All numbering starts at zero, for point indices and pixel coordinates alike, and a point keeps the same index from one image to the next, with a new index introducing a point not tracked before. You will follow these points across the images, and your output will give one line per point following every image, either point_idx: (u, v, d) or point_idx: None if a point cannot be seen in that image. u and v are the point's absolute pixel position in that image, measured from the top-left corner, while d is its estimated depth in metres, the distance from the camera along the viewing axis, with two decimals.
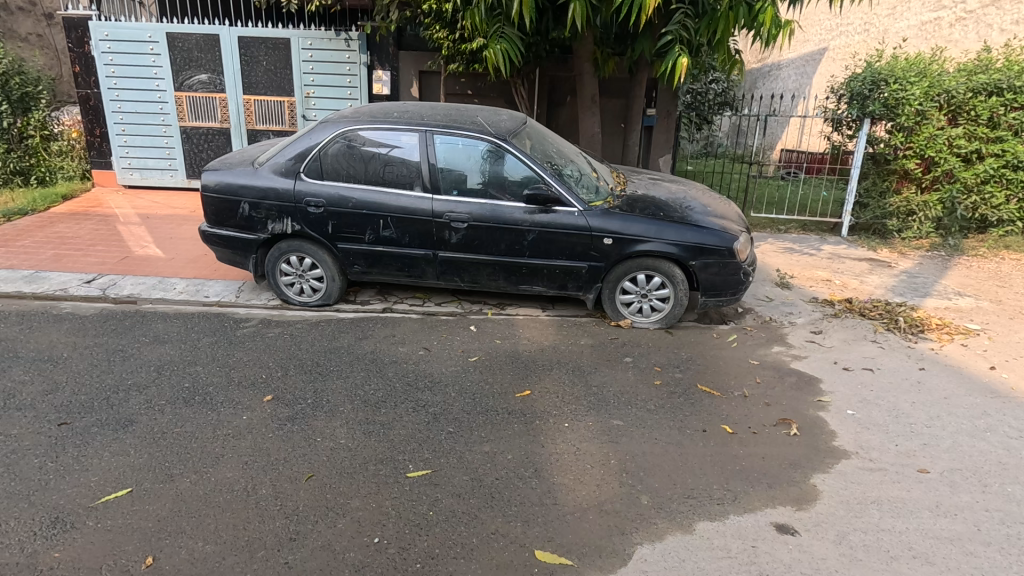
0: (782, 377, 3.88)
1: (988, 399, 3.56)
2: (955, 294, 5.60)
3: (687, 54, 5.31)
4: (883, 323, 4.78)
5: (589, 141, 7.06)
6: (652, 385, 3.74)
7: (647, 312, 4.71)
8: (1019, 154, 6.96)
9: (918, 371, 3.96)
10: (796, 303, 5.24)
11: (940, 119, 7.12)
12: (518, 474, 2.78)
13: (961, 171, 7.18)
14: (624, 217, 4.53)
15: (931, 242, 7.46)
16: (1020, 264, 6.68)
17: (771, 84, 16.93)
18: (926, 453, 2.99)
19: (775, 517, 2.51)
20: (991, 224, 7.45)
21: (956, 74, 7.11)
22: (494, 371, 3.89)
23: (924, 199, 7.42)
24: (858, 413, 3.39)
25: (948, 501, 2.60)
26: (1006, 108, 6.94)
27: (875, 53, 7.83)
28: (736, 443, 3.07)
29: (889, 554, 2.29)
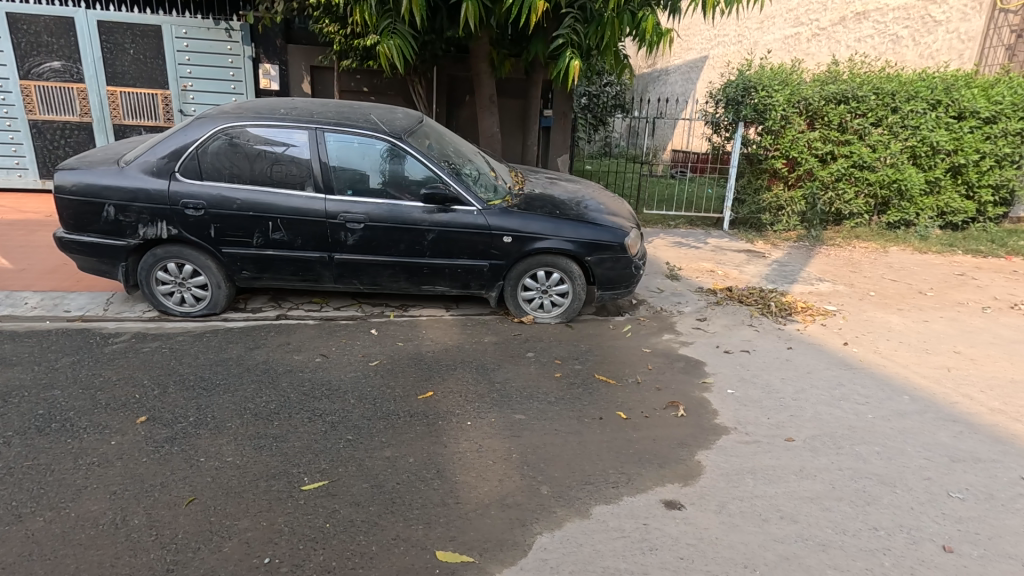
0: (672, 363, 4.15)
1: (842, 372, 4.02)
2: (816, 279, 6.28)
3: (578, 57, 5.53)
4: (757, 308, 5.26)
5: (488, 141, 7.12)
6: (553, 378, 3.85)
7: (548, 308, 4.84)
8: (864, 155, 7.93)
9: (787, 350, 4.40)
10: (684, 294, 5.63)
11: (800, 123, 7.96)
12: (420, 476, 2.75)
13: (819, 170, 8.08)
14: (522, 216, 4.61)
15: (798, 233, 8.27)
16: (868, 251, 7.62)
17: (661, 88, 18.07)
18: (792, 423, 3.32)
19: (664, 494, 2.67)
20: (845, 217, 8.42)
21: (812, 83, 7.96)
22: (396, 375, 3.81)
23: (790, 195, 8.27)
24: (737, 392, 3.71)
25: (810, 464, 2.91)
26: (853, 115, 7.88)
27: (745, 62, 8.58)
28: (630, 428, 3.25)
29: (761, 518, 2.52)
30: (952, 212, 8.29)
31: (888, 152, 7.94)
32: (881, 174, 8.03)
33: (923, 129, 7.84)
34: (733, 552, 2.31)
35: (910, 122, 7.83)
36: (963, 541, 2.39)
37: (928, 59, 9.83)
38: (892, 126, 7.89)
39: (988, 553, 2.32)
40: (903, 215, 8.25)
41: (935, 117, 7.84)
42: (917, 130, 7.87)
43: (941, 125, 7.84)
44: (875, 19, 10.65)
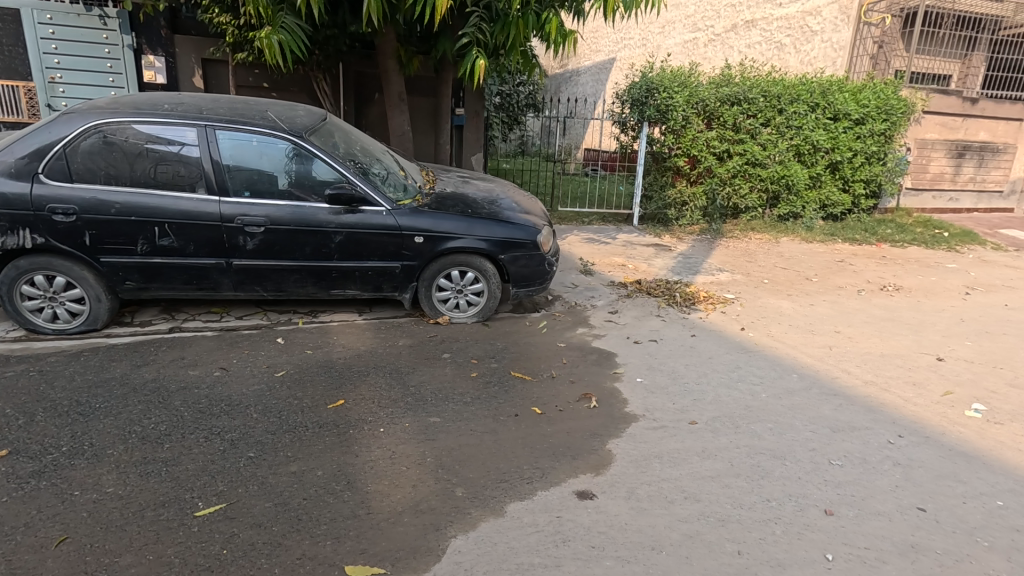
0: (585, 356, 4.26)
1: (739, 355, 4.31)
2: (717, 270, 6.70)
3: (484, 56, 5.54)
4: (664, 299, 5.53)
5: (399, 140, 6.97)
6: (469, 378, 3.83)
7: (464, 307, 4.81)
8: (756, 153, 8.56)
9: (691, 337, 4.65)
10: (597, 288, 5.81)
11: (699, 124, 8.46)
12: (328, 489, 2.63)
13: (717, 167, 8.63)
14: (433, 215, 4.55)
15: (700, 227, 8.79)
16: (762, 242, 8.23)
17: (572, 88, 18.57)
18: (696, 407, 3.51)
19: (577, 485, 2.73)
20: (742, 211, 9.04)
21: (708, 85, 8.48)
22: (304, 385, 3.63)
23: (693, 190, 8.75)
24: (645, 379, 3.87)
25: (711, 445, 3.09)
26: (745, 116, 8.48)
27: (648, 64, 8.98)
28: (545, 423, 3.29)
29: (667, 500, 2.63)
30: (832, 205, 9.12)
31: (776, 150, 8.61)
32: (771, 171, 8.69)
33: (805, 129, 8.59)
34: (641, 536, 2.39)
35: (794, 123, 8.55)
36: (841, 504, 2.61)
37: (807, 66, 10.76)
38: (779, 126, 8.57)
39: (862, 512, 2.55)
40: (791, 208, 8.96)
41: (815, 118, 8.61)
42: (800, 130, 8.61)
43: (820, 125, 8.63)
44: (762, 28, 11.50)
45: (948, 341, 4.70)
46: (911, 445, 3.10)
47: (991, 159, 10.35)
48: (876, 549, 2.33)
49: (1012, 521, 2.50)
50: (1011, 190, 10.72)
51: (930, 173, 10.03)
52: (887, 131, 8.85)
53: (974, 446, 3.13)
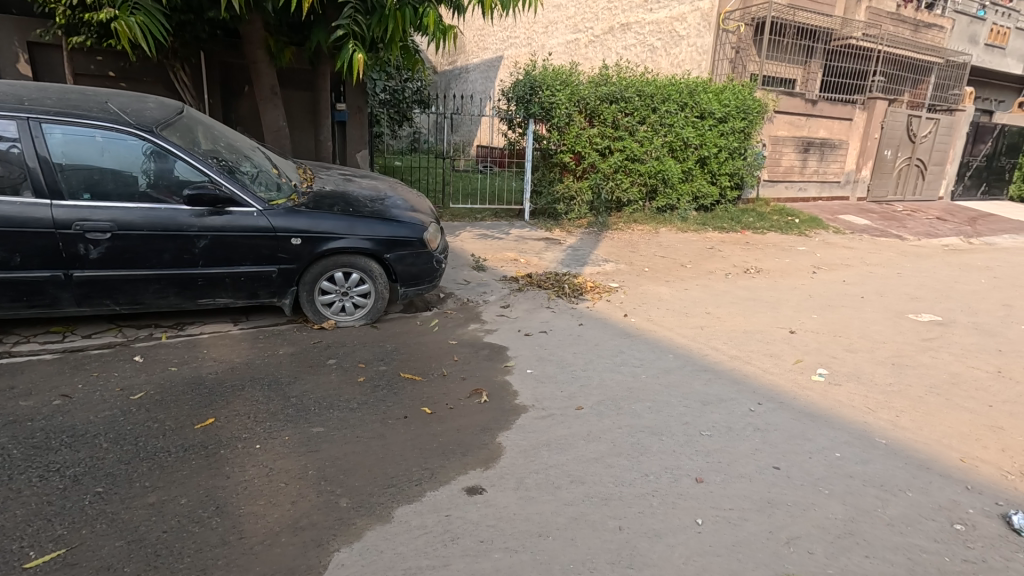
0: (477, 351, 4.27)
1: (622, 340, 4.54)
2: (603, 261, 7.01)
3: (362, 50, 5.30)
4: (554, 291, 5.69)
5: (274, 135, 6.53)
6: (356, 383, 3.69)
7: (350, 310, 4.61)
8: (634, 149, 9.09)
9: (578, 326, 4.83)
10: (489, 284, 5.86)
11: (581, 121, 8.83)
12: (193, 518, 2.40)
13: (600, 163, 9.05)
14: (310, 215, 4.31)
15: (587, 220, 9.16)
16: (643, 233, 8.75)
17: (462, 86, 18.57)
18: (582, 392, 3.64)
19: (465, 482, 2.72)
20: (625, 204, 9.54)
21: (588, 84, 8.84)
22: (167, 405, 3.29)
23: (579, 185, 9.11)
24: (535, 370, 3.96)
25: (595, 428, 3.22)
26: (622, 114, 8.97)
27: (530, 62, 9.16)
28: (434, 422, 3.25)
29: (554, 486, 2.69)
30: (703, 197, 9.91)
31: (652, 146, 9.20)
32: (648, 166, 9.28)
33: (676, 126, 9.25)
34: (529, 524, 2.43)
35: (666, 121, 9.17)
36: (710, 471, 2.83)
37: (676, 68, 11.58)
38: (654, 124, 9.17)
39: (727, 476, 2.78)
40: (668, 201, 9.62)
41: (685, 117, 9.31)
42: (672, 128, 9.26)
43: (689, 123, 9.34)
44: (635, 31, 12.17)
45: (799, 315, 5.28)
46: (768, 411, 3.43)
47: (830, 154, 11.81)
48: (739, 509, 2.54)
49: (848, 469, 2.83)
50: (847, 181, 12.30)
51: (783, 166, 11.24)
52: (746, 128, 9.77)
53: (819, 406, 3.52)
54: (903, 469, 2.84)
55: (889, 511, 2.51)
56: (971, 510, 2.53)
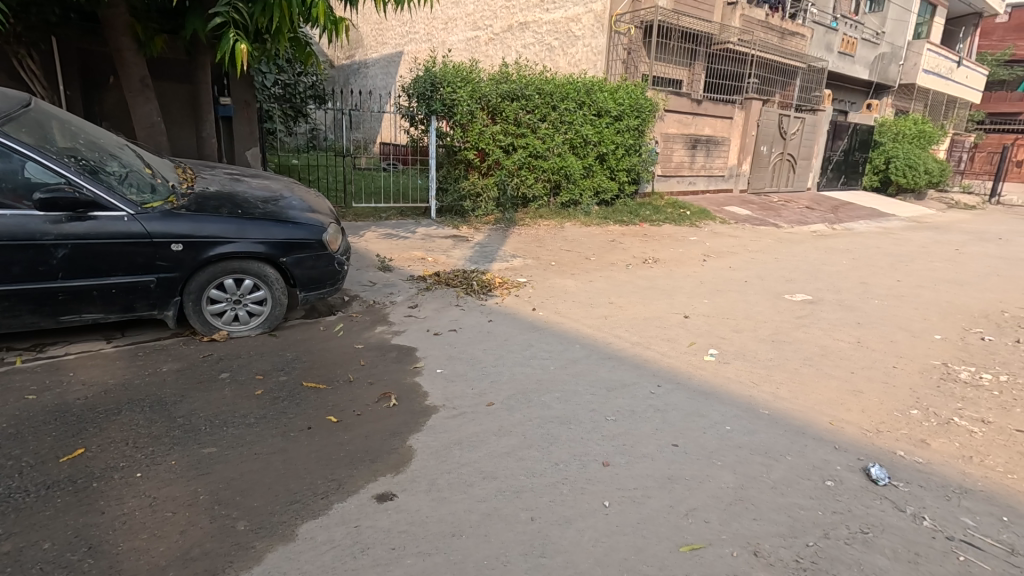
0: (384, 354, 4.15)
1: (531, 334, 4.62)
2: (510, 256, 7.09)
3: (245, 40, 4.92)
4: (462, 289, 5.67)
5: (147, 131, 5.95)
6: (253, 396, 3.45)
7: (245, 319, 4.31)
8: (537, 146, 9.29)
9: (488, 322, 4.85)
10: (396, 284, 5.73)
11: (484, 118, 8.87)
12: (61, 563, 2.13)
13: (504, 160, 9.15)
14: (193, 218, 3.97)
15: (495, 217, 9.22)
16: (549, 228, 8.96)
17: (361, 81, 17.98)
18: (492, 388, 3.66)
19: (375, 489, 2.63)
20: (530, 200, 9.73)
21: (489, 81, 8.88)
22: (25, 438, 2.89)
23: (484, 182, 9.16)
24: (445, 369, 3.92)
25: (506, 422, 3.24)
26: (524, 112, 9.12)
27: (430, 58, 9.03)
28: (340, 431, 3.12)
29: (466, 484, 2.68)
30: (604, 192, 10.32)
31: (553, 143, 9.46)
32: (551, 162, 9.54)
33: (575, 124, 9.57)
34: (442, 525, 2.40)
35: (566, 118, 9.47)
36: (615, 454, 2.95)
37: (574, 67, 11.93)
38: (554, 122, 9.43)
39: (631, 458, 2.91)
40: (571, 196, 9.92)
41: (583, 115, 9.66)
42: (571, 125, 9.58)
43: (587, 121, 9.71)
44: (533, 30, 12.38)
45: (692, 300, 5.65)
46: (667, 392, 3.64)
47: (715, 150, 12.74)
48: (642, 487, 2.67)
49: (737, 440, 3.07)
50: (731, 175, 13.33)
51: (674, 161, 11.97)
52: (639, 126, 10.30)
53: (711, 384, 3.79)
54: (784, 436, 3.12)
55: (773, 476, 2.74)
56: (839, 467, 2.83)
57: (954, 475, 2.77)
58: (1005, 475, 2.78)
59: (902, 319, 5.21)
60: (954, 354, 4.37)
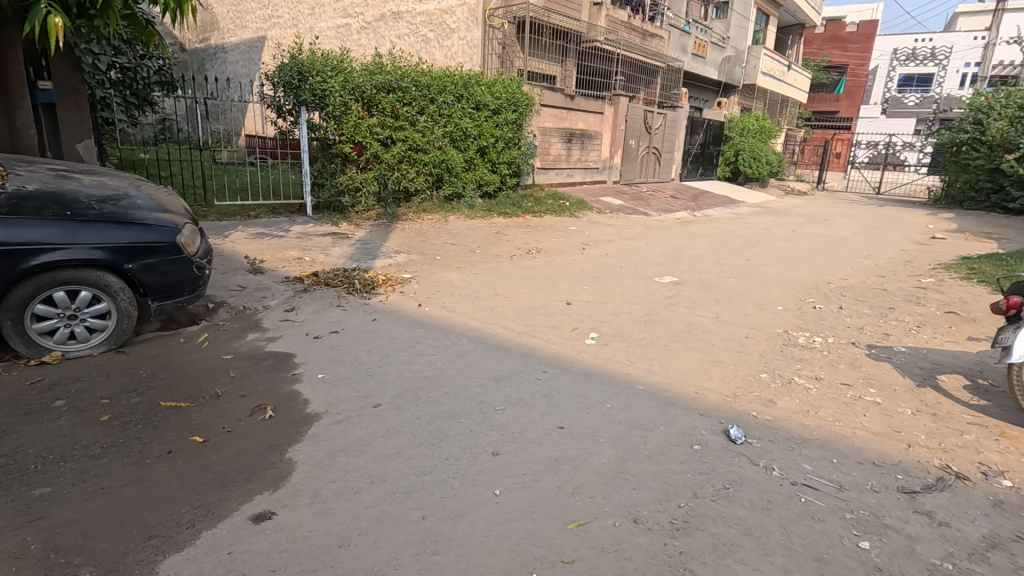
0: (258, 363, 3.85)
1: (417, 330, 4.54)
2: (394, 252, 6.91)
3: (60, 13, 4.20)
4: (343, 288, 5.42)
5: None
6: (99, 423, 3.03)
7: (83, 336, 3.76)
8: (416, 139, 9.14)
9: (372, 322, 4.69)
10: (269, 287, 5.33)
11: (359, 110, 8.53)
12: None
13: (383, 153, 8.90)
14: (6, 222, 3.39)
15: (376, 212, 8.94)
16: (434, 222, 8.86)
17: (219, 67, 16.42)
18: (379, 389, 3.54)
19: (250, 510, 2.43)
20: (412, 194, 9.56)
21: (362, 71, 8.52)
22: None
23: (363, 176, 8.83)
24: (327, 373, 3.72)
25: (394, 423, 3.15)
26: (401, 104, 8.91)
27: (296, 44, 8.47)
28: (208, 451, 2.84)
29: (353, 491, 2.57)
30: (486, 184, 10.43)
31: (433, 136, 9.36)
32: (432, 156, 9.44)
33: (454, 117, 9.55)
34: (328, 537, 2.27)
35: (444, 111, 9.41)
36: (504, 442, 2.99)
37: (450, 60, 11.82)
38: (433, 114, 9.31)
39: (520, 445, 2.97)
40: (454, 189, 9.91)
41: (461, 108, 9.64)
42: (450, 118, 9.54)
43: (466, 114, 9.71)
44: (407, 20, 12.07)
45: (573, 288, 5.90)
46: (551, 377, 3.77)
47: (590, 143, 13.37)
48: (531, 472, 2.74)
49: (617, 416, 3.26)
50: (605, 167, 14.08)
51: (552, 154, 12.39)
52: (517, 119, 10.51)
53: (592, 365, 3.99)
54: (657, 408, 3.36)
55: (649, 446, 2.95)
56: (704, 431, 3.11)
57: (796, 428, 3.17)
58: (834, 423, 3.23)
59: (753, 294, 5.85)
60: (793, 322, 4.99)
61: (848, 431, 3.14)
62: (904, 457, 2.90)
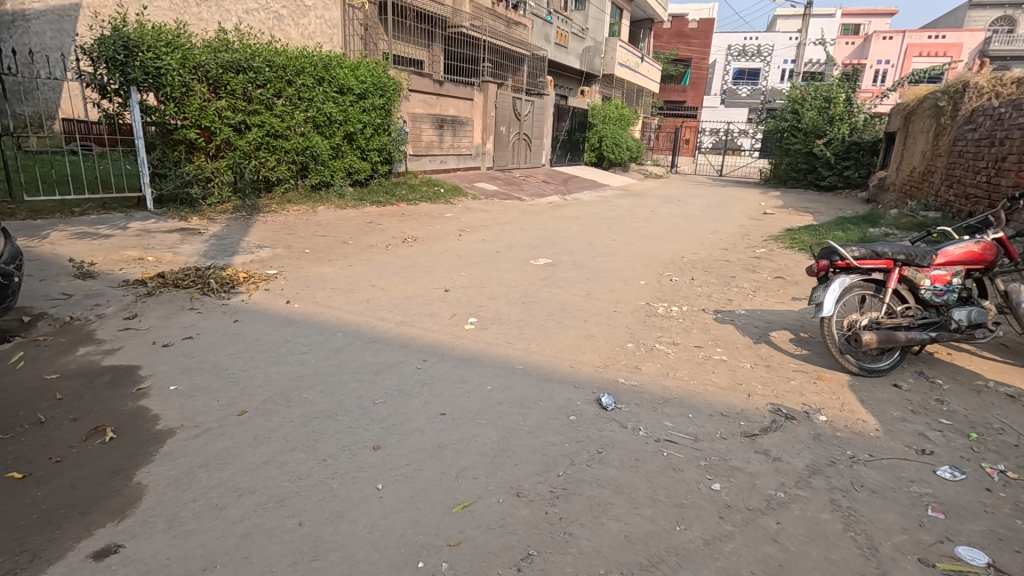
0: (92, 380, 3.36)
1: (286, 329, 4.25)
2: (256, 247, 6.39)
3: None
4: (197, 289, 4.90)
5: None
6: None
7: None
8: (274, 125, 8.49)
9: (234, 323, 4.30)
10: (103, 293, 4.66)
11: (203, 91, 7.71)
12: None
13: (237, 140, 8.16)
14: None
15: (233, 204, 8.17)
16: (300, 213, 8.32)
17: (20, 37, 13.83)
18: (244, 395, 3.27)
19: (90, 547, 2.13)
20: (274, 183, 8.90)
21: (204, 48, 7.69)
22: None
23: (214, 165, 8.02)
24: (181, 384, 3.35)
25: (263, 429, 2.94)
26: (253, 86, 8.20)
27: (120, 14, 7.40)
28: (31, 488, 2.43)
29: (218, 507, 2.35)
30: (356, 172, 10.00)
31: (294, 122, 8.75)
32: (294, 142, 8.83)
33: (316, 101, 9.00)
34: (190, 562, 2.06)
35: (304, 95, 8.82)
36: (386, 435, 2.92)
37: (307, 40, 11.08)
38: (291, 98, 8.69)
39: (402, 436, 2.91)
40: (321, 178, 9.39)
41: (323, 91, 9.11)
42: (312, 102, 8.97)
43: (329, 98, 9.20)
44: None
45: (451, 274, 5.89)
46: (432, 365, 3.75)
47: (462, 130, 13.33)
48: (414, 461, 2.70)
49: (498, 397, 3.33)
50: (478, 153, 14.15)
51: (423, 141, 12.19)
52: (385, 105, 10.17)
53: (473, 350, 4.03)
54: (535, 385, 3.49)
55: (529, 422, 3.05)
56: (580, 403, 3.28)
57: (658, 390, 3.47)
58: (690, 382, 3.58)
59: (619, 271, 6.26)
60: (654, 295, 5.44)
61: (702, 388, 3.50)
62: (747, 406, 3.30)
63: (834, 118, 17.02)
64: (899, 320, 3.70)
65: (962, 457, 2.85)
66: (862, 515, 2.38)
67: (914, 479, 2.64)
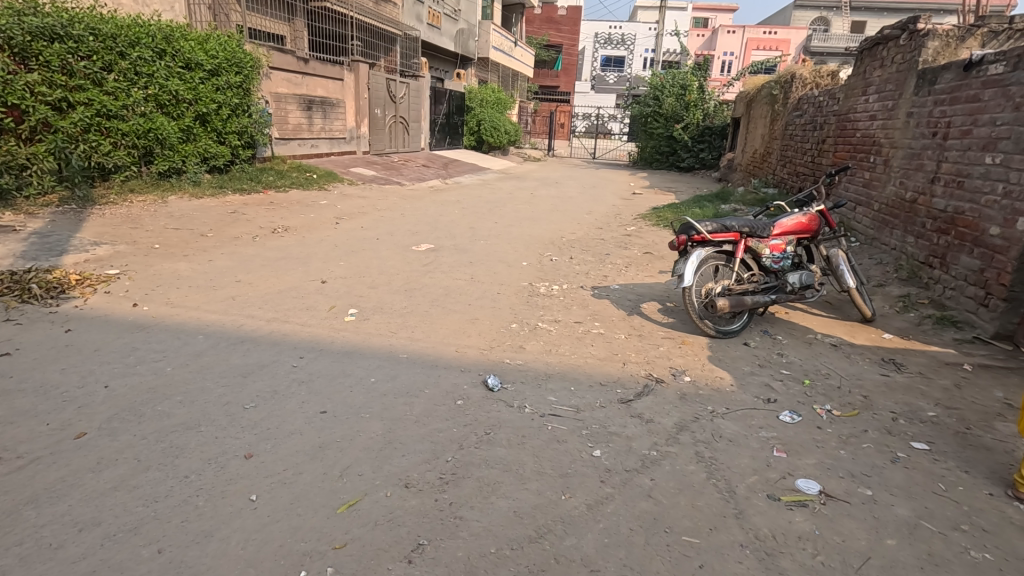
0: None
1: (134, 335, 3.76)
2: (91, 245, 5.57)
3: None
4: (14, 296, 4.15)
5: None
6: None
7: None
8: (106, 103, 7.41)
9: (66, 333, 3.71)
10: None
11: (7, 63, 6.50)
12: None
13: (57, 120, 7.01)
14: None
15: (59, 196, 7.02)
16: (147, 204, 7.39)
17: None
18: (81, 415, 2.84)
19: None
20: (111, 171, 7.81)
21: (2, 10, 6.48)
22: None
23: (30, 150, 6.82)
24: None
25: (108, 451, 2.58)
26: (75, 57, 7.05)
27: None
28: None
29: (53, 547, 2.03)
30: (213, 157, 9.06)
31: (132, 100, 7.71)
32: (133, 124, 7.79)
33: (157, 77, 7.99)
34: None
35: (142, 70, 7.79)
36: (259, 442, 2.70)
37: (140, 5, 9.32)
38: (126, 73, 7.63)
39: (277, 440, 2.71)
40: (170, 164, 8.40)
41: (166, 66, 8.11)
42: (152, 78, 7.95)
43: (173, 74, 8.21)
44: None
45: (327, 265, 5.57)
46: (310, 362, 3.53)
47: (333, 112, 12.60)
48: (291, 466, 2.53)
49: (382, 389, 3.23)
50: (352, 137, 13.50)
51: (290, 123, 11.36)
52: (243, 83, 9.32)
53: (354, 342, 3.86)
54: (420, 373, 3.43)
55: (415, 411, 2.99)
56: (467, 387, 3.29)
57: (542, 367, 3.57)
58: (571, 356, 3.73)
59: (501, 254, 6.34)
60: (536, 275, 5.57)
61: (582, 361, 3.67)
62: (623, 374, 3.51)
63: (689, 104, 18.56)
64: (747, 286, 4.13)
65: (799, 402, 3.27)
66: (722, 462, 2.64)
67: (762, 426, 2.98)
